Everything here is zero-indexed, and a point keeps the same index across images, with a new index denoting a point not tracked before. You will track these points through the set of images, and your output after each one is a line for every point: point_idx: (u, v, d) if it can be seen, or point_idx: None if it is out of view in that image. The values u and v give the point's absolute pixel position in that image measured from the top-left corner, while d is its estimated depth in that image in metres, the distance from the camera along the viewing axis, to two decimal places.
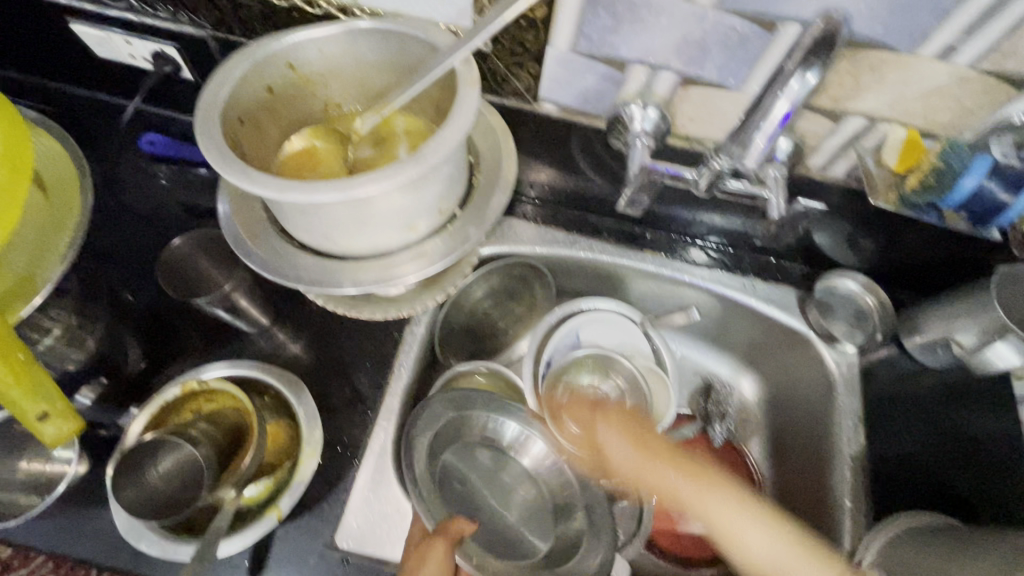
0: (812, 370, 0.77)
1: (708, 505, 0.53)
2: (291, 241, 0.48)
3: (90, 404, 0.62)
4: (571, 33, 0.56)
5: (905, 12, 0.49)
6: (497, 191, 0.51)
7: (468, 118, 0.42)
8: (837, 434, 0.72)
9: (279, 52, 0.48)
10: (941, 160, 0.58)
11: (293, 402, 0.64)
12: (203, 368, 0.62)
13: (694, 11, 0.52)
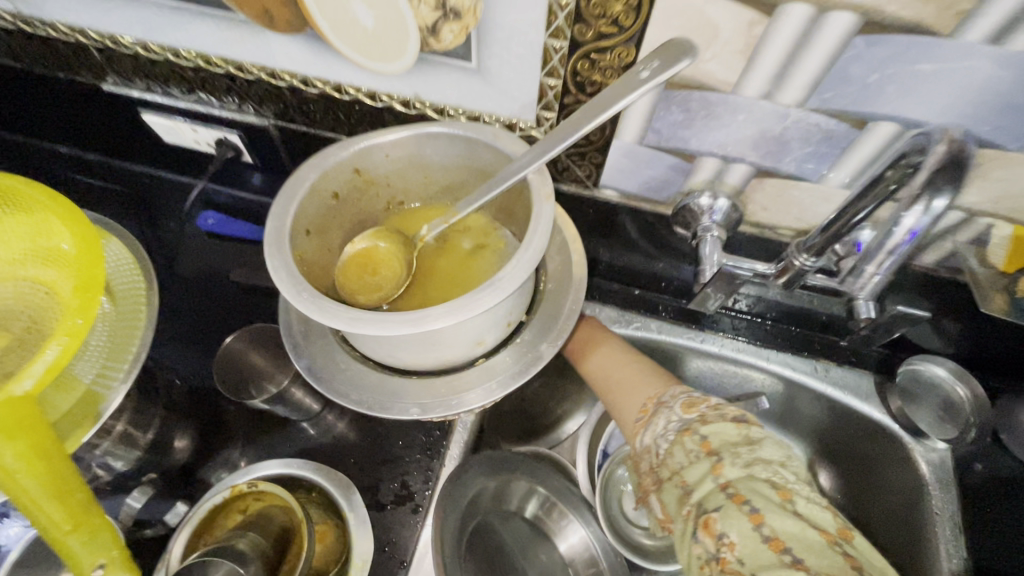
0: (897, 468, 0.69)
1: (605, 358, 0.62)
2: (355, 352, 0.50)
3: (137, 507, 0.60)
4: (640, 128, 0.55)
5: (1019, 112, 0.44)
6: (568, 298, 0.51)
7: (543, 238, 0.41)
8: (933, 546, 0.63)
9: (347, 160, 0.48)
10: None
11: (343, 502, 0.60)
12: (252, 469, 0.61)
13: (775, 110, 0.49)
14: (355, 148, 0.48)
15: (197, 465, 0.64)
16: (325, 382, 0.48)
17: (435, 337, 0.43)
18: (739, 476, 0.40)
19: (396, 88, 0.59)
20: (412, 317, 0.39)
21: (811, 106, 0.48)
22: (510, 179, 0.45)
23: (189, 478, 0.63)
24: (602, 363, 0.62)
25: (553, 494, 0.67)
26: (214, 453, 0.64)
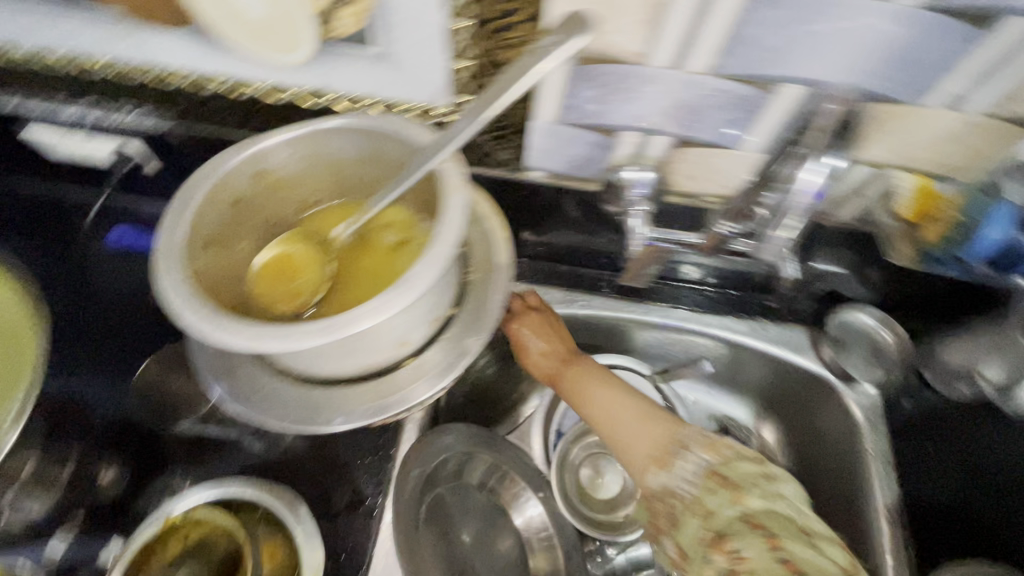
0: (834, 412, 0.72)
1: (595, 395, 0.61)
2: (280, 373, 0.48)
3: (67, 547, 0.57)
4: (556, 106, 0.53)
5: (914, 68, 0.45)
6: (493, 289, 0.49)
7: (457, 230, 0.40)
8: (868, 483, 0.66)
9: (242, 164, 0.45)
10: (960, 212, 0.57)
11: (288, 517, 0.56)
12: (184, 496, 0.56)
13: (686, 80, 0.48)
14: (251, 150, 0.45)
15: (126, 501, 0.59)
16: (253, 406, 0.47)
17: (356, 338, 0.42)
18: (759, 507, 0.49)
19: (297, 80, 0.55)
20: (324, 326, 0.37)
21: (721, 73, 0.47)
22: (416, 170, 0.43)
23: (118, 517, 0.59)
24: (593, 400, 0.61)
25: (515, 471, 0.68)
26: (143, 487, 0.60)
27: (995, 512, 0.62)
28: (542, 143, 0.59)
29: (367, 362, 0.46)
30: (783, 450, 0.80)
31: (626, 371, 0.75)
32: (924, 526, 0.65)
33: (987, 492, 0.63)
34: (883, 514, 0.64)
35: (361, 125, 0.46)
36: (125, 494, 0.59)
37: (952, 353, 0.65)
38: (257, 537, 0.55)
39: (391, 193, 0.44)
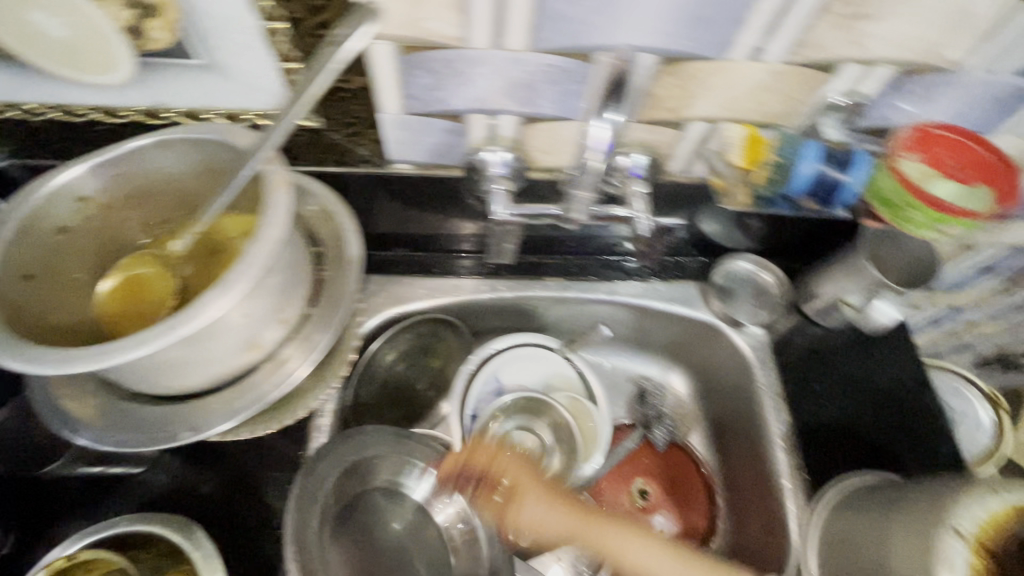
0: (725, 354, 0.75)
1: (614, 536, 0.60)
2: (136, 398, 0.50)
3: None
4: (397, 96, 0.56)
5: (708, 26, 0.49)
6: (349, 278, 0.53)
7: (281, 219, 0.43)
8: (761, 415, 0.69)
9: (56, 194, 0.47)
10: (779, 155, 0.60)
11: (184, 543, 0.53)
12: (73, 539, 0.53)
13: (510, 57, 0.52)
14: (57, 181, 0.46)
15: (13, 552, 0.56)
16: (101, 439, 0.48)
17: (190, 344, 0.43)
18: None
19: (132, 101, 0.56)
20: (139, 337, 0.40)
21: (540, 47, 0.51)
22: (236, 177, 0.44)
23: (3, 573, 0.55)
24: (630, 557, 0.59)
25: None
26: (31, 538, 0.57)
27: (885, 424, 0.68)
28: (399, 136, 0.61)
29: (214, 372, 0.48)
30: (691, 398, 0.83)
31: (534, 347, 0.77)
32: (832, 450, 0.67)
33: (881, 404, 0.69)
34: (778, 443, 0.67)
35: (175, 138, 0.48)
36: (6, 548, 0.56)
37: (827, 283, 0.70)
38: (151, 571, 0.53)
39: (220, 201, 0.45)
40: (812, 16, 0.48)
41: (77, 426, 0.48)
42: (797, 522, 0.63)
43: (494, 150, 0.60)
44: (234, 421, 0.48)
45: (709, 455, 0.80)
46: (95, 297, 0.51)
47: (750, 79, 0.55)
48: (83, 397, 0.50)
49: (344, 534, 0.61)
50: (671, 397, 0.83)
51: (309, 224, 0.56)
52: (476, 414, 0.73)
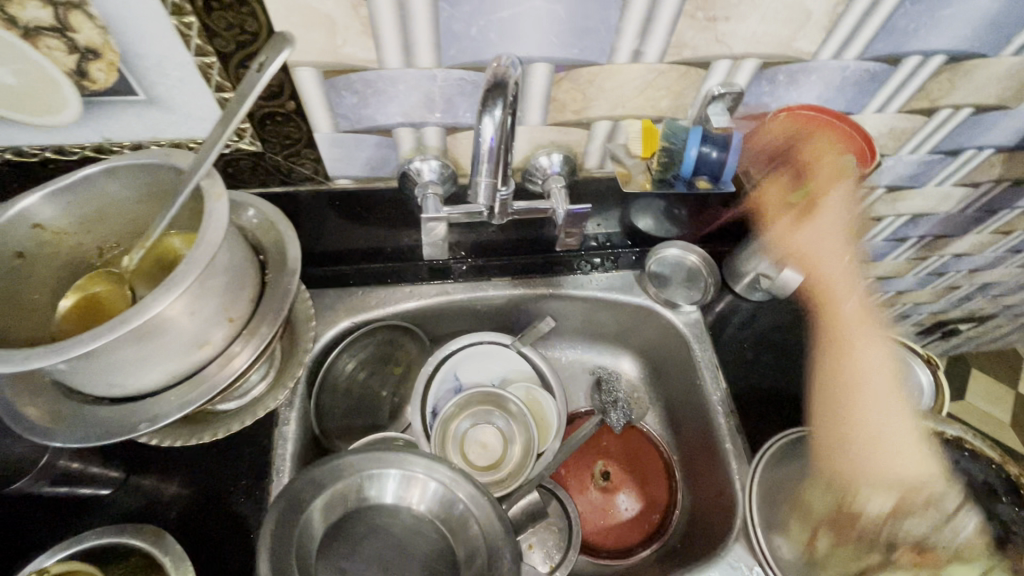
0: (661, 328, 0.84)
1: (869, 417, 0.66)
2: (84, 399, 0.45)
3: (51, 507, 0.60)
4: (539, 102, 0.57)
5: (806, 25, 0.54)
6: (288, 278, 0.50)
7: (219, 230, 0.42)
8: (703, 387, 0.77)
9: (19, 219, 0.43)
10: (668, 142, 0.61)
11: (159, 552, 0.53)
12: (82, 537, 0.53)
13: (637, 65, 0.55)
14: (69, 178, 0.44)
15: (107, 494, 0.61)
16: (54, 436, 0.43)
17: (141, 340, 0.41)
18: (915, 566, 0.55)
19: None
20: (118, 321, 0.38)
21: (665, 61, 0.55)
22: (180, 192, 0.44)
23: (94, 514, 0.60)
24: (855, 467, 0.63)
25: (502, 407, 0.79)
26: (126, 474, 0.62)
27: (796, 414, 0.74)
28: (470, 153, 0.63)
29: (165, 373, 0.44)
30: (641, 379, 0.91)
31: (491, 343, 0.82)
32: (766, 413, 0.74)
33: (817, 378, 0.77)
34: (718, 410, 0.74)
35: (315, 90, 0.53)
36: (107, 489, 0.61)
37: (752, 261, 0.78)
38: None
39: (163, 220, 0.44)
40: (889, 20, 0.54)
41: (36, 426, 0.43)
42: (739, 477, 0.70)
43: (591, 151, 0.64)
44: (191, 410, 0.44)
45: (661, 430, 0.88)
46: (49, 316, 0.47)
47: (830, 79, 0.59)
48: (36, 394, 0.44)
49: (356, 545, 0.55)
50: (623, 381, 0.90)
51: (252, 236, 0.53)
52: (437, 410, 0.76)
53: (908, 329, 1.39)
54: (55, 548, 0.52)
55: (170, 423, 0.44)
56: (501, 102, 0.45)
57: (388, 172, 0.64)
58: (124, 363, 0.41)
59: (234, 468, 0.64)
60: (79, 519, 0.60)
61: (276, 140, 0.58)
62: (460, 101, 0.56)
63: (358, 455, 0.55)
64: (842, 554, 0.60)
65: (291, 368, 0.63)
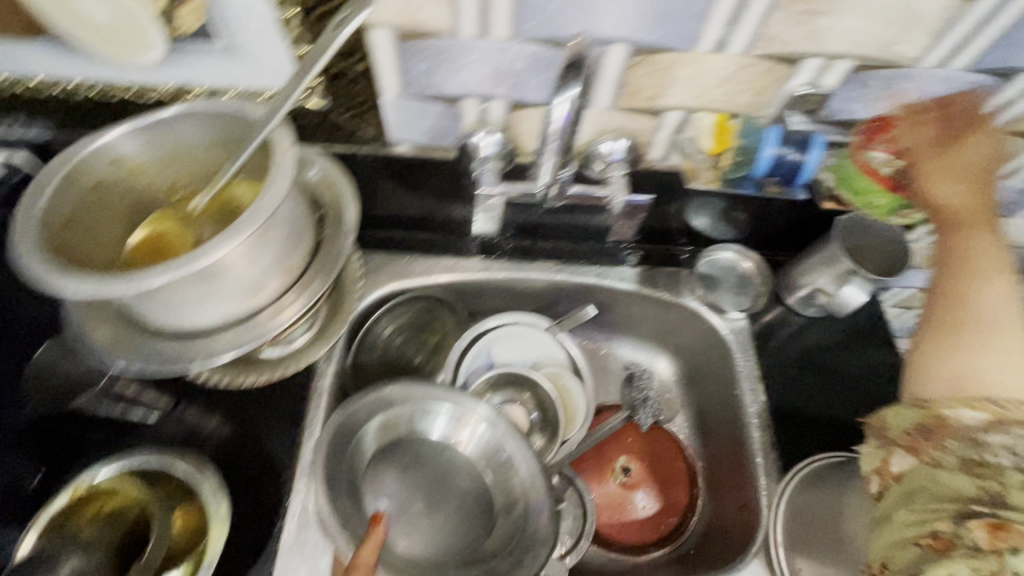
0: (706, 334, 0.81)
1: (981, 287, 0.52)
2: (147, 328, 0.47)
3: (96, 428, 0.62)
4: (611, 87, 0.55)
5: (912, 29, 0.50)
6: (345, 237, 0.51)
7: (286, 181, 0.43)
8: (739, 397, 0.75)
9: (102, 151, 0.45)
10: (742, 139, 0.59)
11: (195, 479, 0.59)
12: (126, 458, 0.60)
13: (721, 55, 0.52)
14: (149, 119, 0.46)
15: (153, 421, 0.63)
16: (114, 358, 0.45)
17: (198, 281, 0.42)
18: None
19: None
20: (177, 263, 0.40)
21: (751, 55, 0.52)
22: (252, 142, 0.45)
23: (140, 438, 0.62)
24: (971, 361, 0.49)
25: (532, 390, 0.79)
26: (173, 406, 0.64)
27: (836, 438, 0.70)
28: (532, 131, 0.62)
29: (221, 314, 0.46)
30: (675, 382, 0.89)
31: (526, 325, 0.82)
32: (804, 433, 0.71)
33: (862, 404, 0.73)
34: (752, 422, 0.72)
35: (387, 53, 0.53)
36: (153, 418, 0.63)
37: (806, 275, 0.74)
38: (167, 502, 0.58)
39: (231, 168, 0.46)
40: (1008, 30, 0.49)
41: (103, 348, 0.46)
42: (766, 494, 0.68)
43: (657, 141, 0.62)
44: (240, 350, 0.46)
45: (689, 435, 0.86)
46: (121, 245, 0.49)
47: (929, 89, 0.55)
48: (105, 318, 0.47)
49: (401, 472, 0.62)
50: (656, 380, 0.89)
51: (314, 191, 0.54)
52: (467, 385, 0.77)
53: None
54: (104, 464, 0.59)
55: (218, 362, 0.46)
56: (579, 81, 0.44)
57: (448, 143, 0.64)
58: (183, 302, 0.44)
59: (273, 412, 0.66)
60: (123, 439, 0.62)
61: (343, 100, 0.58)
62: (530, 77, 0.55)
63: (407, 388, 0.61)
64: (924, 478, 0.44)
65: (334, 325, 0.65)
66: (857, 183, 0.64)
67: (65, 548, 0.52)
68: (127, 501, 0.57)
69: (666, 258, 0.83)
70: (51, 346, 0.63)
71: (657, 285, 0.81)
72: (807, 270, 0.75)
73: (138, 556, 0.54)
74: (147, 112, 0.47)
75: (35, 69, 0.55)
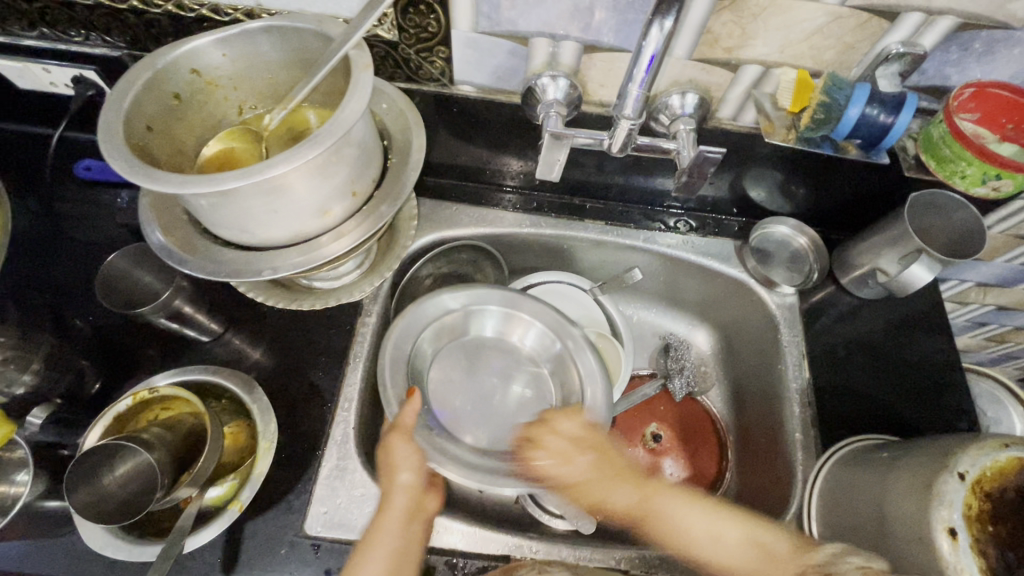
0: (752, 309, 0.79)
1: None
2: (215, 240, 0.48)
3: (156, 344, 0.65)
4: (691, 34, 0.53)
5: None
6: (409, 169, 0.51)
7: (362, 100, 0.42)
8: (781, 371, 0.73)
9: (183, 59, 0.46)
10: (826, 96, 0.54)
11: (247, 399, 0.61)
12: (185, 371, 0.60)
13: (816, 4, 0.49)
14: (230, 31, 0.46)
15: (206, 341, 0.66)
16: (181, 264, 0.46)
17: (267, 194, 0.42)
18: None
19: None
20: (248, 172, 0.40)
21: (847, 6, 0.49)
22: (329, 60, 0.44)
23: (193, 353, 0.65)
24: (668, 509, 0.59)
25: None
26: (224, 329, 0.67)
27: (878, 423, 0.69)
28: (601, 79, 0.60)
29: (286, 231, 0.47)
30: (713, 356, 0.87)
31: (567, 285, 0.81)
32: (846, 414, 0.70)
33: (910, 392, 0.71)
34: (794, 397, 0.71)
35: None
36: (206, 337, 0.65)
37: (866, 253, 0.72)
38: (222, 418, 0.60)
39: (307, 86, 0.45)
40: None
41: (173, 252, 0.47)
42: (801, 470, 0.67)
43: (729, 98, 0.59)
44: (299, 270, 0.47)
45: (722, 411, 0.84)
46: (191, 158, 0.50)
47: None
48: (174, 228, 0.48)
49: (458, 366, 0.68)
50: (693, 352, 0.87)
51: (382, 121, 0.54)
52: None
53: (1010, 371, 1.25)
54: (164, 375, 0.60)
55: (277, 280, 0.47)
56: (676, 10, 0.42)
57: (512, 86, 0.63)
58: (250, 215, 0.44)
59: (318, 345, 0.67)
60: (179, 356, 0.65)
61: (413, 32, 0.57)
62: (608, 17, 0.53)
63: (460, 290, 0.65)
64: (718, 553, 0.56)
65: (384, 264, 0.65)
66: (941, 151, 0.55)
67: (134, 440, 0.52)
68: (181, 412, 0.57)
69: (718, 228, 0.81)
70: (123, 256, 0.63)
71: (707, 254, 0.79)
72: (868, 250, 0.72)
73: (192, 463, 0.55)
74: (227, 24, 0.47)
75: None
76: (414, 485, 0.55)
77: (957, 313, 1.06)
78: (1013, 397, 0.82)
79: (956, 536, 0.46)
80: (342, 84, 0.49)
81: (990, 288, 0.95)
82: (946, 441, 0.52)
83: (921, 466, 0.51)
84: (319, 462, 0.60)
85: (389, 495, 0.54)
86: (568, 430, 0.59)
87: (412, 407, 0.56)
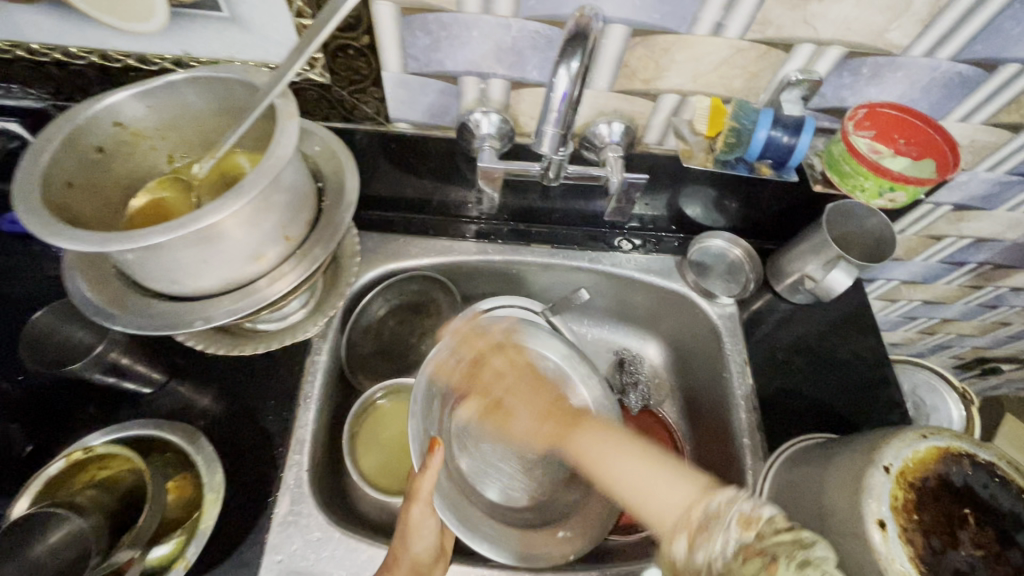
0: (697, 321, 0.82)
1: None
2: (146, 292, 0.48)
3: (92, 399, 0.62)
4: (610, 69, 0.56)
5: (900, 18, 0.52)
6: (344, 210, 0.51)
7: (289, 147, 0.43)
8: (727, 378, 0.76)
9: (105, 113, 0.46)
10: (736, 122, 0.59)
11: (191, 450, 0.59)
12: (122, 426, 0.59)
13: (719, 39, 0.54)
14: (153, 84, 0.46)
15: (147, 393, 0.64)
16: (109, 319, 0.46)
17: (193, 244, 0.42)
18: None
19: None
20: (173, 225, 0.40)
21: (746, 39, 0.54)
22: (255, 109, 0.45)
23: (133, 407, 0.63)
24: (583, 443, 0.60)
25: None
26: (166, 378, 0.65)
27: (820, 421, 0.72)
28: (531, 112, 0.63)
29: (222, 280, 0.47)
30: (665, 368, 0.90)
31: (518, 309, 0.81)
32: (789, 417, 0.72)
33: (848, 389, 0.74)
34: (740, 404, 0.73)
35: (392, 28, 0.54)
36: (147, 389, 0.63)
37: (792, 261, 0.76)
38: (166, 472, 0.58)
39: (234, 135, 0.46)
40: (993, 21, 0.51)
41: (101, 307, 0.46)
42: (751, 473, 0.69)
43: (653, 124, 0.63)
44: (235, 317, 0.47)
45: (679, 421, 0.86)
46: (119, 211, 0.50)
47: (917, 78, 0.57)
48: (103, 283, 0.48)
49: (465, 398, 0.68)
50: (646, 366, 0.89)
51: (317, 163, 0.55)
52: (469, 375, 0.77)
53: (945, 360, 1.33)
54: (100, 433, 0.58)
55: (209, 330, 0.47)
56: (581, 53, 0.45)
57: (447, 121, 0.65)
58: (179, 268, 0.44)
59: (266, 387, 0.66)
60: (118, 410, 0.62)
61: (344, 74, 0.58)
62: (531, 55, 0.56)
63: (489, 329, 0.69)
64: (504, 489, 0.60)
65: (331, 300, 0.65)
66: (842, 168, 0.60)
67: (63, 507, 0.50)
68: (120, 469, 0.56)
69: (660, 244, 0.84)
70: (50, 312, 0.61)
71: (649, 269, 0.81)
72: (797, 258, 0.76)
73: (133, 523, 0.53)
74: (151, 75, 0.47)
75: (33, 37, 0.55)
76: (427, 557, 0.56)
77: (889, 310, 1.13)
78: (945, 384, 0.87)
79: (886, 527, 0.49)
80: (270, 129, 0.49)
81: (916, 284, 1.02)
82: (872, 437, 0.55)
83: (848, 461, 0.54)
84: (269, 508, 0.59)
85: (400, 558, 0.54)
86: (510, 361, 0.69)
87: (434, 469, 0.57)
